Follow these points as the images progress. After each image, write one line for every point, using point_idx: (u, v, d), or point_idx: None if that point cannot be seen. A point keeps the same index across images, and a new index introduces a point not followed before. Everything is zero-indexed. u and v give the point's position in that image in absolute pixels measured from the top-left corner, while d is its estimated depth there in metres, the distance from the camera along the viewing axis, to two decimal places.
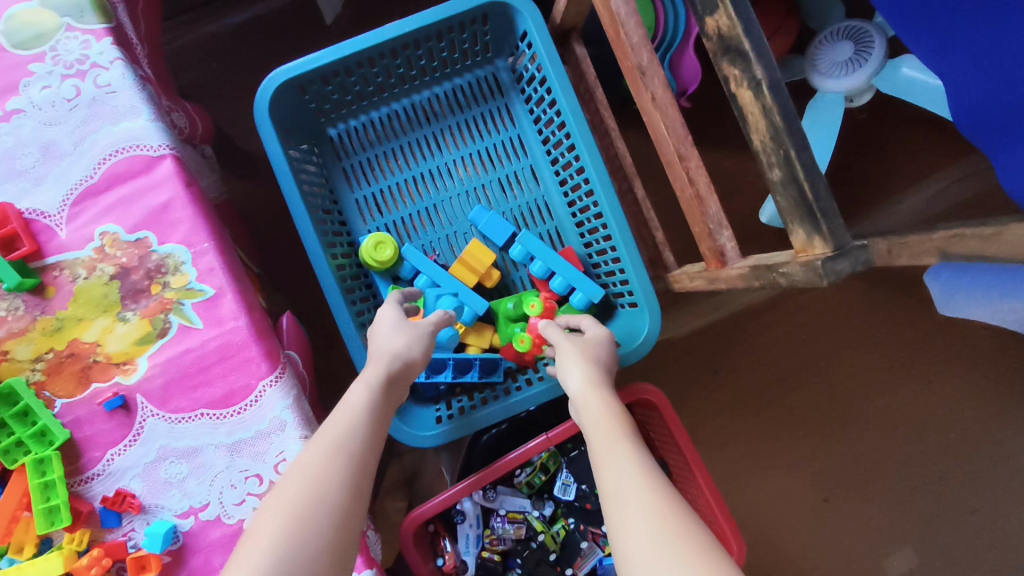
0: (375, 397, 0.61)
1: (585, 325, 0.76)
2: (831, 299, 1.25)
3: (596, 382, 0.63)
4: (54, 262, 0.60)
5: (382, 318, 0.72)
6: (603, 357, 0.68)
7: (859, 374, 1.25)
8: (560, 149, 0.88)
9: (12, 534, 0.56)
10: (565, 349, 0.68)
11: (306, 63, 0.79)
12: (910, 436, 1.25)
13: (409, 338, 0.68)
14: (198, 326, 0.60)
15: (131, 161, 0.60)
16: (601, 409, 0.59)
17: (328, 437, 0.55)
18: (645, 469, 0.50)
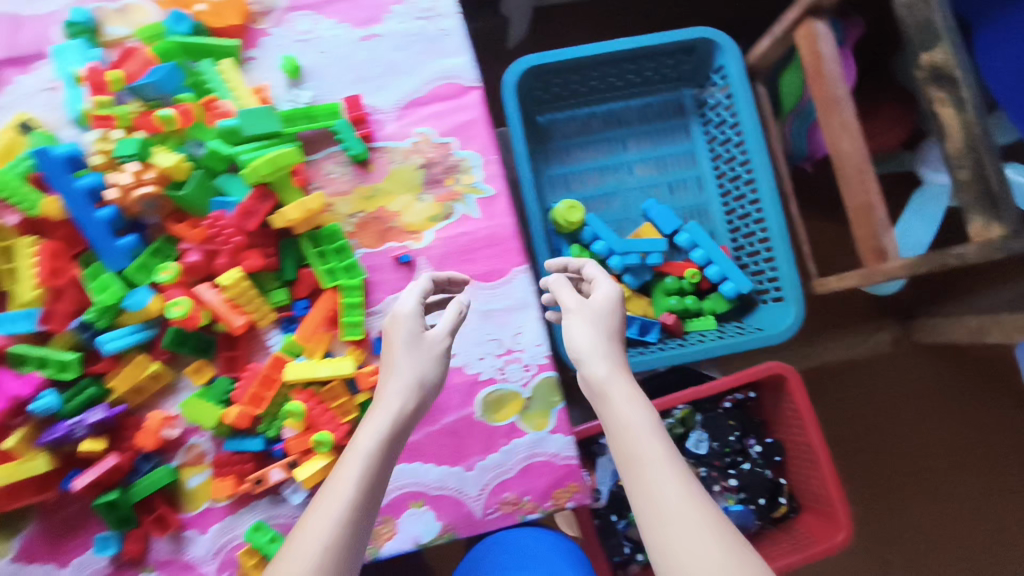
0: (379, 454, 0.55)
1: (599, 283, 0.65)
2: (915, 372, 1.27)
3: (619, 379, 0.57)
4: (380, 146, 0.76)
5: (389, 337, 0.62)
6: (612, 319, 0.61)
7: (937, 450, 1.26)
8: (731, 164, 1.05)
9: (313, 340, 0.72)
10: (590, 341, 0.58)
11: (552, 55, 0.96)
12: (988, 525, 1.24)
13: (422, 367, 0.60)
14: (476, 216, 0.77)
15: (450, 86, 0.78)
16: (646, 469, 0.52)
17: (323, 525, 0.50)
18: (694, 537, 0.48)
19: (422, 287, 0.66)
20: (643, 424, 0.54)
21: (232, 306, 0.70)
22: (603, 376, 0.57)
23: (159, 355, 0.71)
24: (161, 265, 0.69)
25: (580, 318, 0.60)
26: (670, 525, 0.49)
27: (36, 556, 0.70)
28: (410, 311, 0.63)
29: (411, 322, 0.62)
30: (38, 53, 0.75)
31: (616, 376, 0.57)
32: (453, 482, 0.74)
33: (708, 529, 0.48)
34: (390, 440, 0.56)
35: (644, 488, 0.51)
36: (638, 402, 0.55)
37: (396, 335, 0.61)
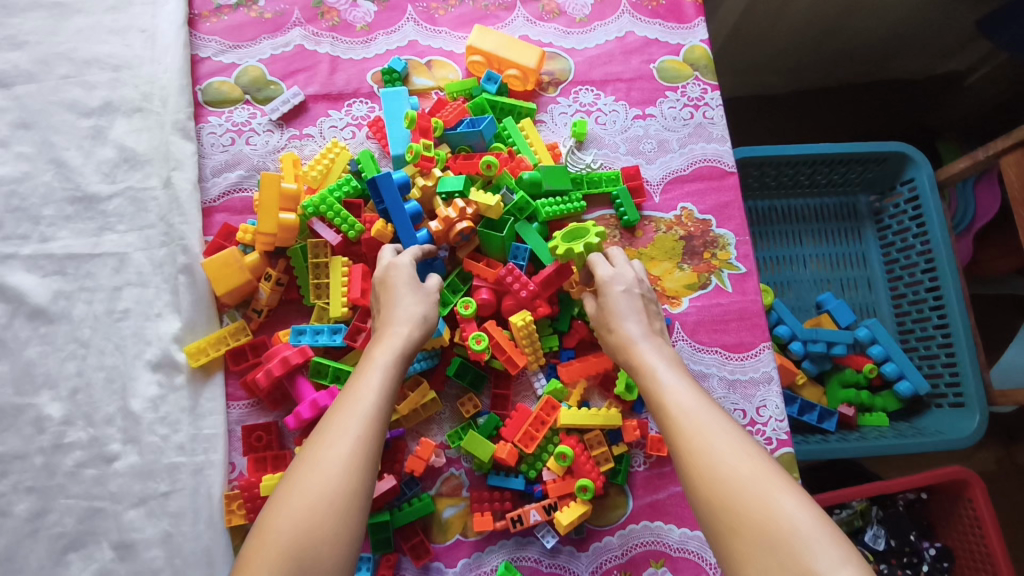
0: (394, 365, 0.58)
1: (620, 265, 0.71)
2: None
3: (647, 348, 0.64)
4: (647, 214, 0.84)
5: (392, 279, 0.66)
6: (632, 296, 0.68)
7: None
8: (910, 269, 1.11)
9: (576, 382, 0.76)
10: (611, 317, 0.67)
11: (761, 150, 1.06)
12: None
13: (422, 305, 0.64)
14: (728, 289, 0.82)
15: (712, 169, 0.86)
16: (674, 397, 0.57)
17: (356, 406, 0.53)
18: (702, 445, 0.52)
19: (414, 248, 0.70)
20: (662, 361, 0.62)
21: (514, 345, 0.73)
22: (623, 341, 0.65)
23: (435, 383, 0.75)
24: (462, 299, 0.74)
25: (602, 318, 0.68)
26: (685, 435, 0.53)
27: None
28: (405, 259, 0.68)
29: (405, 266, 0.67)
30: (353, 93, 0.86)
31: (636, 348, 0.64)
32: (693, 545, 0.73)
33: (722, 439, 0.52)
34: (406, 352, 0.60)
35: (663, 412, 0.56)
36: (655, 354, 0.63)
37: (398, 278, 0.66)
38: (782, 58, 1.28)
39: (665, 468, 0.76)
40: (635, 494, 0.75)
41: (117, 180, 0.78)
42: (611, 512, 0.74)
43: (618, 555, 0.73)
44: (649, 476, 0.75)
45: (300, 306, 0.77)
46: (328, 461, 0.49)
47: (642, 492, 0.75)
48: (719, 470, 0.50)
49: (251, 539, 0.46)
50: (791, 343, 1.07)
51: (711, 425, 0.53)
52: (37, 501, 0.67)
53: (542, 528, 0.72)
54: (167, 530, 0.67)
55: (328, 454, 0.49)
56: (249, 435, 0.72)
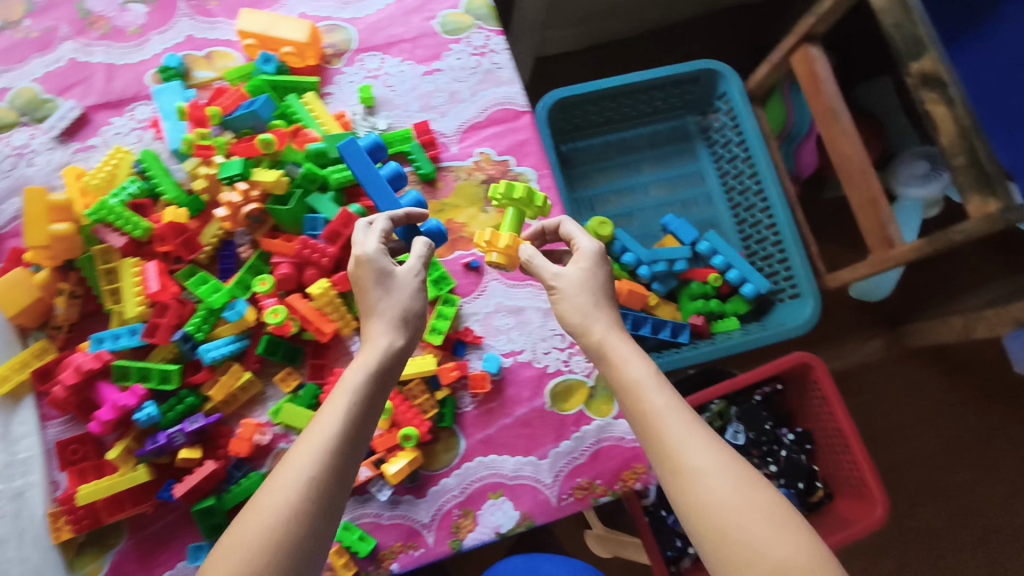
0: (355, 405, 0.57)
1: (584, 241, 0.68)
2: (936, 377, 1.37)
3: (635, 354, 0.61)
4: (447, 165, 0.85)
5: (364, 273, 0.63)
6: (604, 286, 0.66)
7: None
8: (738, 179, 1.17)
9: None
10: (584, 308, 0.64)
11: (575, 89, 1.09)
12: None
13: (394, 308, 0.62)
14: (535, 223, 0.85)
15: (505, 111, 0.88)
16: (663, 412, 0.57)
17: (310, 450, 0.54)
18: (712, 490, 0.52)
19: (383, 222, 0.67)
20: (641, 376, 0.60)
21: (320, 314, 0.75)
22: (600, 343, 0.62)
23: (249, 365, 0.75)
24: (258, 278, 0.75)
25: (570, 296, 0.64)
26: (686, 466, 0.54)
27: (127, 572, 0.69)
28: (376, 250, 0.63)
29: (380, 261, 0.63)
30: (133, 97, 0.85)
31: (609, 348, 0.62)
32: (528, 471, 0.76)
33: (728, 482, 0.53)
34: (370, 382, 0.59)
35: (660, 445, 0.56)
36: (634, 364, 0.61)
37: (367, 277, 0.62)
38: (600, 13, 1.30)
39: (492, 405, 0.78)
40: (466, 434, 0.77)
41: None
42: (443, 455, 0.76)
43: (456, 494, 0.75)
44: (477, 415, 0.78)
45: (103, 316, 0.76)
46: (274, 503, 0.51)
47: (472, 431, 0.77)
48: (734, 513, 0.51)
49: (211, 553, 0.50)
50: (639, 269, 1.10)
51: (717, 466, 0.54)
52: None
53: (375, 483, 0.74)
54: None
55: (281, 487, 0.52)
56: (64, 450, 0.71)
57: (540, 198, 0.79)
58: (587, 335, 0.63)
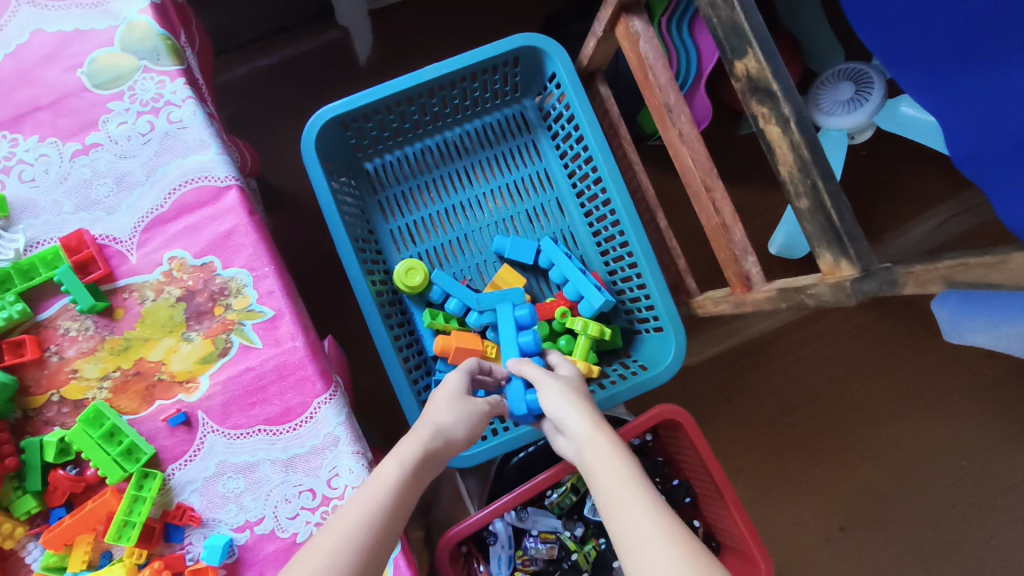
0: (405, 481, 0.56)
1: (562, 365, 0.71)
2: (836, 329, 1.36)
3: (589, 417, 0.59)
4: (124, 285, 0.63)
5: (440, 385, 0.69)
6: (584, 391, 0.65)
7: (874, 405, 1.36)
8: (586, 181, 0.93)
9: (75, 542, 0.59)
10: (559, 403, 0.61)
11: (348, 103, 0.84)
12: (919, 463, 1.34)
13: (463, 414, 0.65)
14: (257, 344, 0.63)
15: (200, 191, 0.65)
16: (598, 439, 0.56)
17: (371, 498, 0.54)
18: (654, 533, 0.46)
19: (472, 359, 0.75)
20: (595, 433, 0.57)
21: None
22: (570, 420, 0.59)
23: None
24: None
25: (551, 384, 0.65)
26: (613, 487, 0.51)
27: None
28: (462, 373, 0.71)
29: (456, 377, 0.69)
30: None
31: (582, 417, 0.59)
32: None
33: (676, 539, 0.45)
34: (428, 461, 0.59)
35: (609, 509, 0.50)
36: (570, 409, 0.61)
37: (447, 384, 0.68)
38: None
39: None
40: None
41: None
42: None
43: None
44: None
45: None
46: (332, 530, 0.51)
47: None
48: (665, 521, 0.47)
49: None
50: (468, 315, 0.91)
51: (656, 524, 0.47)
52: None
53: None
54: None
55: (344, 517, 0.52)
56: None
57: (609, 331, 0.88)
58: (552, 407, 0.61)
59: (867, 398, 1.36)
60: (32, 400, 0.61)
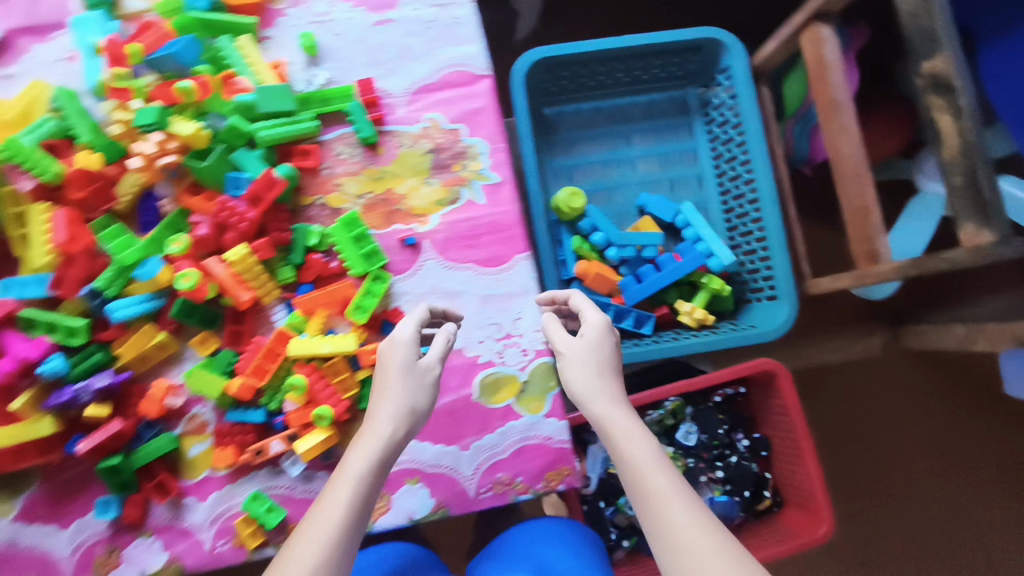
0: (370, 480, 0.55)
1: (588, 313, 0.66)
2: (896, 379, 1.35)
3: (614, 400, 0.60)
4: (390, 129, 0.78)
5: (387, 361, 0.61)
6: (611, 359, 0.63)
7: (929, 469, 1.34)
8: (732, 164, 1.06)
9: (314, 312, 0.74)
10: (589, 384, 0.60)
11: (560, 49, 0.98)
12: (962, 535, 1.33)
13: (416, 393, 0.59)
14: (482, 201, 0.78)
15: (461, 74, 0.80)
16: (628, 434, 0.57)
17: (336, 501, 0.52)
18: (694, 549, 0.50)
19: (420, 311, 0.66)
20: (629, 423, 0.58)
21: (238, 280, 0.71)
22: (602, 415, 0.59)
23: (165, 325, 0.72)
24: (173, 236, 0.71)
25: (578, 359, 0.62)
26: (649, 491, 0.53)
27: (37, 516, 0.72)
28: (411, 332, 0.62)
29: (407, 342, 0.61)
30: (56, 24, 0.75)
31: (612, 404, 0.59)
32: (448, 460, 0.75)
33: (712, 549, 0.49)
34: (385, 451, 0.56)
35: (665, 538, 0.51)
36: (600, 396, 0.60)
37: (394, 352, 0.61)
38: None
39: None
40: None
41: None
42: (362, 436, 0.75)
43: None
44: None
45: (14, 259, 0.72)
46: (308, 538, 0.50)
47: None
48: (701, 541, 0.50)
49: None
50: (607, 250, 1.04)
51: (695, 526, 0.51)
52: None
53: (287, 458, 0.73)
54: None
55: (319, 518, 0.52)
56: None
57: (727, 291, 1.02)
58: (580, 387, 0.60)
59: (949, 459, 1.35)
60: (302, 198, 0.76)
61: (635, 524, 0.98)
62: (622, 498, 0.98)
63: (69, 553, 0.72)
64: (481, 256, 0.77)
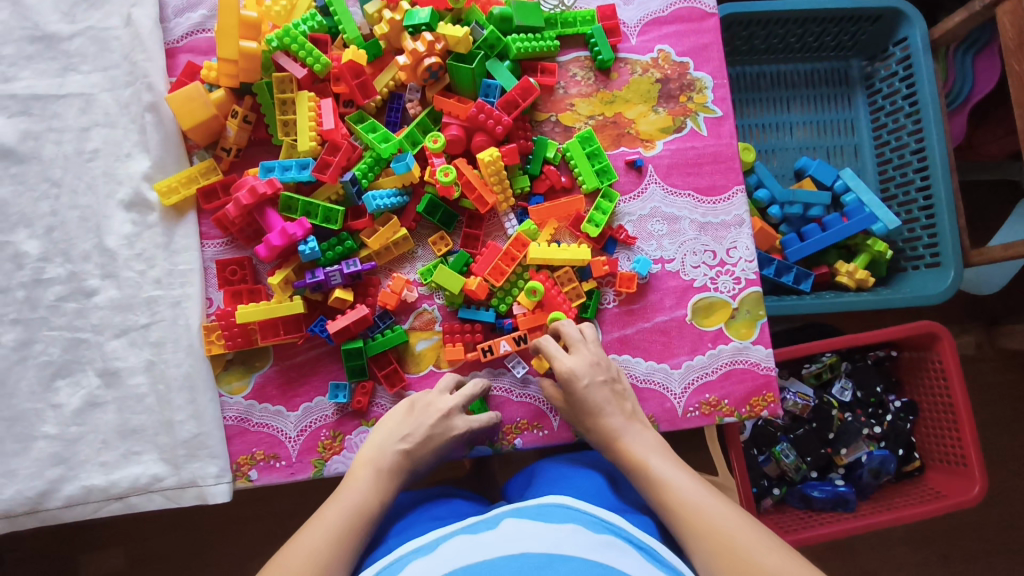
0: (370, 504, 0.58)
1: (576, 349, 0.70)
2: (998, 376, 1.26)
3: (621, 436, 0.66)
4: (624, 57, 0.81)
5: (430, 429, 0.65)
6: (608, 395, 0.68)
7: None
8: (897, 134, 1.09)
9: (546, 222, 0.76)
10: (596, 427, 0.67)
11: (752, 6, 1.00)
12: None
13: (412, 442, 0.64)
14: (703, 132, 0.81)
15: (691, 10, 0.83)
16: (640, 462, 0.63)
17: (334, 512, 0.56)
18: (712, 543, 0.54)
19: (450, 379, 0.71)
20: (645, 449, 0.64)
21: (485, 183, 0.73)
22: (614, 450, 0.65)
23: (407, 222, 0.75)
24: (430, 135, 0.73)
25: (577, 405, 0.68)
26: (667, 500, 0.59)
27: (268, 396, 0.72)
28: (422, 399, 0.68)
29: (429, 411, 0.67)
30: None
31: (621, 441, 0.65)
32: (659, 377, 0.76)
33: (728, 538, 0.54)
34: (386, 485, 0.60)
35: (685, 523, 0.57)
36: (614, 428, 0.66)
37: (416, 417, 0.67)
38: None
39: (634, 307, 0.77)
40: (605, 330, 0.77)
41: (77, 20, 0.74)
42: None
43: None
44: (619, 314, 0.77)
45: (269, 146, 0.76)
46: (310, 540, 0.53)
47: (611, 328, 0.77)
48: (722, 533, 0.55)
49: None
50: (770, 207, 1.07)
51: (715, 519, 0.56)
52: (23, 332, 0.70)
53: (511, 359, 0.75)
54: (150, 358, 0.71)
55: (316, 527, 0.54)
56: (223, 270, 0.73)
57: (888, 254, 1.04)
58: (588, 428, 0.68)
59: None
60: (538, 114, 0.79)
61: (786, 474, 0.98)
62: (778, 446, 0.98)
63: (295, 435, 0.72)
64: (699, 186, 0.80)
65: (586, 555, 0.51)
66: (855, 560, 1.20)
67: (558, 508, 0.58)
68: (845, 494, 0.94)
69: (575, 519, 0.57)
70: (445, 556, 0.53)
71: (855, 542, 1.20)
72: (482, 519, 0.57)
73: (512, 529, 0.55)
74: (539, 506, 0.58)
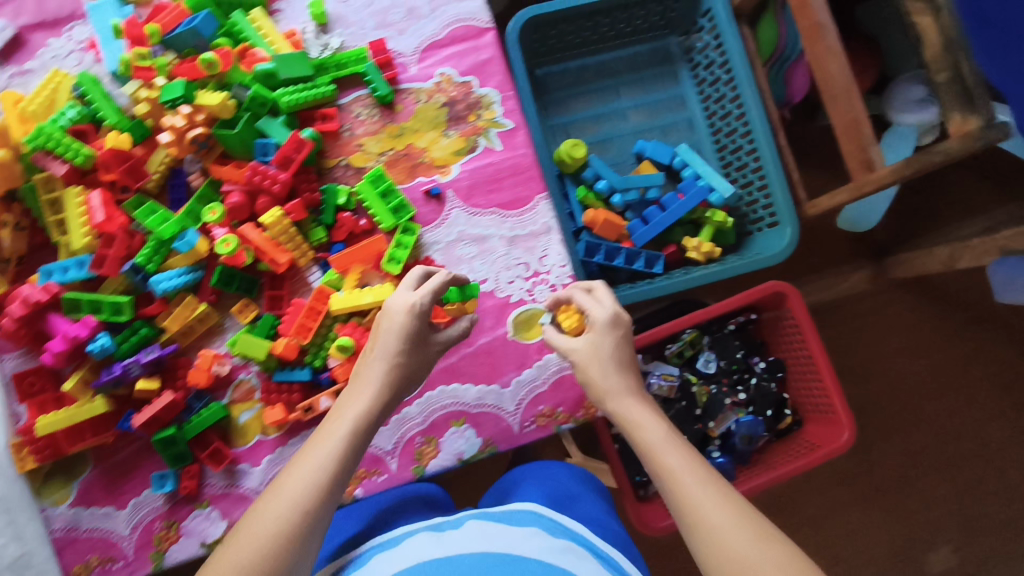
0: (355, 435, 0.56)
1: (596, 305, 0.66)
2: (894, 308, 1.25)
3: (622, 383, 0.62)
4: (405, 88, 0.81)
5: (393, 321, 0.61)
6: (623, 352, 0.64)
7: (973, 411, 1.24)
8: (721, 103, 1.10)
9: (349, 268, 0.76)
10: (601, 385, 0.62)
11: (546, 6, 1.00)
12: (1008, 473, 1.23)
13: (392, 352, 0.60)
14: (498, 147, 0.81)
15: (467, 28, 0.83)
16: (627, 405, 0.60)
17: (320, 451, 0.54)
18: (695, 486, 0.52)
19: (415, 272, 0.65)
20: (639, 401, 0.61)
21: (275, 244, 0.72)
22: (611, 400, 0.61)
23: (205, 297, 0.74)
24: (208, 206, 0.72)
25: (586, 356, 0.64)
26: (650, 448, 0.56)
27: (93, 499, 0.71)
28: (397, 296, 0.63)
29: (399, 312, 0.62)
30: (69, 15, 0.77)
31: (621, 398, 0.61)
32: (491, 399, 0.77)
33: (706, 487, 0.52)
34: (371, 408, 0.58)
35: (666, 472, 0.54)
36: (610, 376, 0.62)
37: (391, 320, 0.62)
38: None
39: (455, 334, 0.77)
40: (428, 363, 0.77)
41: None
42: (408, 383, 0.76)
43: (418, 422, 0.76)
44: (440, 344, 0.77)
45: (52, 248, 0.74)
46: (292, 487, 0.50)
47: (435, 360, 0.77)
48: (695, 489, 0.52)
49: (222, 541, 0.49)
50: (612, 197, 1.07)
51: (690, 467, 0.54)
52: None
53: None
54: None
55: (301, 468, 0.52)
56: (22, 383, 0.71)
57: (730, 222, 1.05)
58: (595, 376, 0.63)
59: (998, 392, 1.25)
60: (326, 161, 0.78)
61: None
62: None
63: (129, 532, 0.71)
64: (502, 201, 0.80)
65: (544, 557, 0.54)
66: (769, 517, 1.22)
67: (524, 514, 0.61)
68: (721, 466, 0.95)
69: (539, 523, 0.60)
70: (406, 551, 0.56)
71: (768, 500, 1.20)
72: (447, 519, 0.61)
73: (477, 530, 0.58)
74: (507, 511, 0.61)
